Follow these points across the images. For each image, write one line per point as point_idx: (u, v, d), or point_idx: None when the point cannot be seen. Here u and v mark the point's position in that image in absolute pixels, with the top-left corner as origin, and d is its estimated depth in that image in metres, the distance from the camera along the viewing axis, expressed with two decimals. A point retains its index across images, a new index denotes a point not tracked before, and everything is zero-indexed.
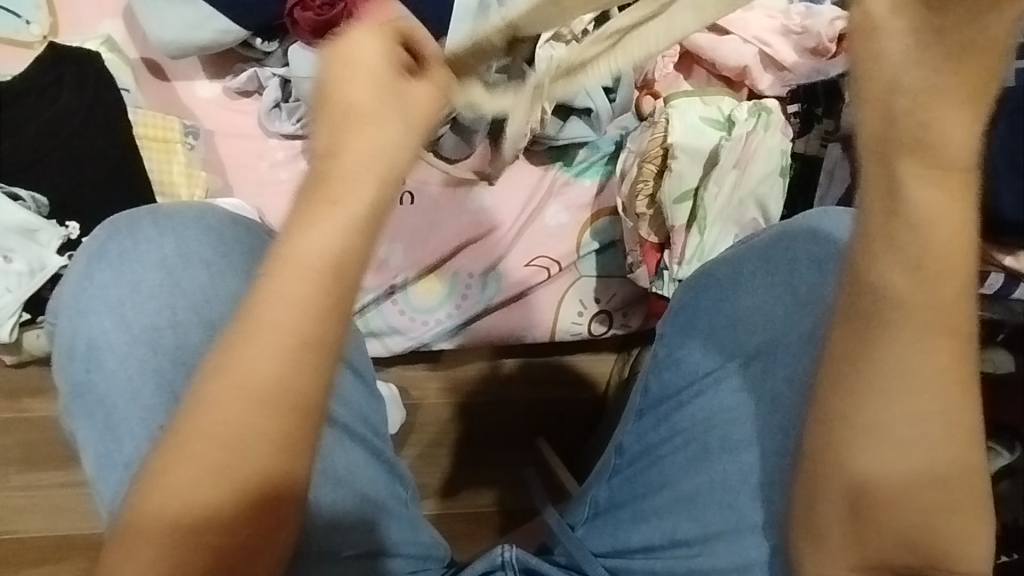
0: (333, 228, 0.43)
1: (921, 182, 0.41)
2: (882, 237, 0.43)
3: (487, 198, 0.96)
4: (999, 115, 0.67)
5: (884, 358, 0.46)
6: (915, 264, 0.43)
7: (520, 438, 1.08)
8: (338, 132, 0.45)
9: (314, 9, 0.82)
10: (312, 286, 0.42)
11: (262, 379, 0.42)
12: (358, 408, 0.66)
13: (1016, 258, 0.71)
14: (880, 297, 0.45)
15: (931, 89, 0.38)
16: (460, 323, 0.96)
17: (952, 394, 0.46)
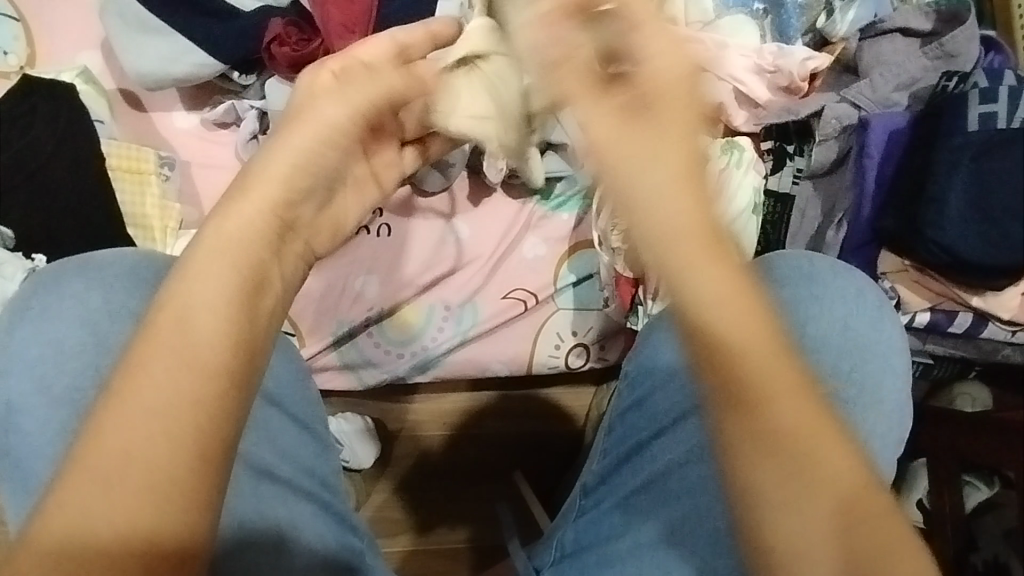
0: (222, 303, 0.43)
1: (661, 240, 0.41)
2: (698, 290, 0.41)
3: (463, 231, 0.95)
4: (961, 158, 0.66)
5: (744, 431, 0.42)
6: (732, 312, 0.41)
7: (497, 471, 1.06)
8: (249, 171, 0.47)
9: (291, 44, 0.80)
10: (189, 353, 0.41)
11: (145, 420, 0.40)
12: (289, 449, 0.64)
13: (985, 299, 0.71)
14: (722, 373, 0.41)
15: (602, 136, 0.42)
16: (435, 356, 0.95)
17: (827, 448, 0.42)
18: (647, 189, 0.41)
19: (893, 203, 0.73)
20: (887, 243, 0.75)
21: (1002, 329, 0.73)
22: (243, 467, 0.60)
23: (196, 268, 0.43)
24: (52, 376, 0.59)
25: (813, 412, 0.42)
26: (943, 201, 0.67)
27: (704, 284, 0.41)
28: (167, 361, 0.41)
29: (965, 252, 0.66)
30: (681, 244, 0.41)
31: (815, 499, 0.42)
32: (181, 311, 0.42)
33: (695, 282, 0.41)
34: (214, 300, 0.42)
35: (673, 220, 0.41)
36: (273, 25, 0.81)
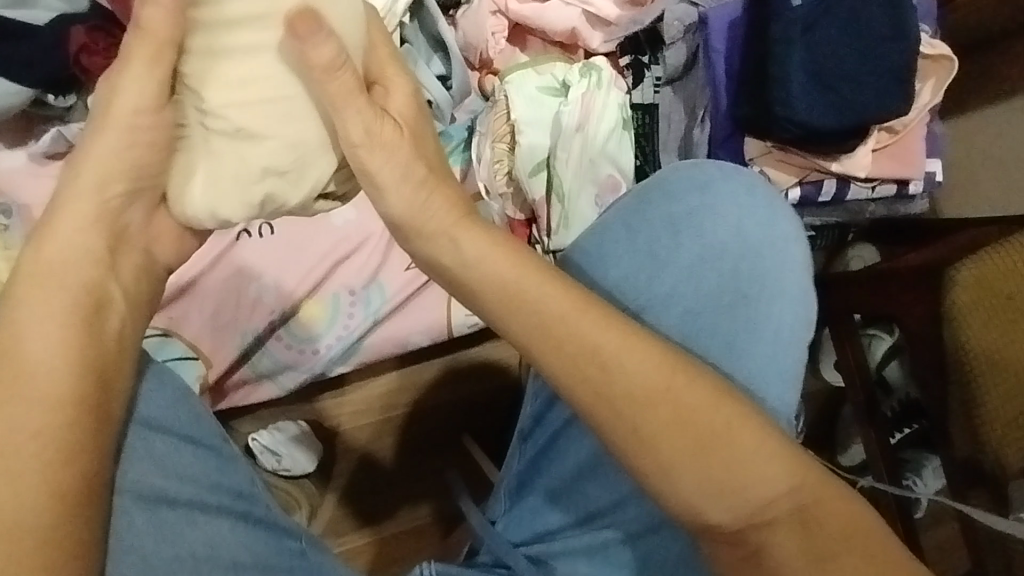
0: (59, 333, 0.42)
1: (468, 243, 0.47)
2: (477, 283, 0.47)
3: (350, 211, 0.92)
4: (796, 34, 0.69)
5: (584, 390, 0.47)
6: (534, 291, 0.47)
7: (444, 441, 1.06)
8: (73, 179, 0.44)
9: (101, 53, 0.74)
10: (54, 401, 0.41)
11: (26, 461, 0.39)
12: (202, 479, 0.57)
13: (842, 164, 0.74)
14: (541, 338, 0.47)
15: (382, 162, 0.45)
16: (351, 343, 0.93)
17: (678, 372, 0.47)
18: (373, 189, 0.45)
19: (745, 90, 0.75)
20: (749, 128, 0.76)
21: (863, 186, 0.76)
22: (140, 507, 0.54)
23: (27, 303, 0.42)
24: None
25: (634, 351, 0.47)
26: (788, 78, 0.69)
27: (494, 281, 0.47)
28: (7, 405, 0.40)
29: (818, 121, 0.70)
30: (465, 239, 0.47)
31: (670, 412, 0.46)
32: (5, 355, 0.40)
33: (471, 284, 0.47)
34: (45, 331, 0.41)
35: (467, 226, 0.47)
36: (75, 34, 0.73)
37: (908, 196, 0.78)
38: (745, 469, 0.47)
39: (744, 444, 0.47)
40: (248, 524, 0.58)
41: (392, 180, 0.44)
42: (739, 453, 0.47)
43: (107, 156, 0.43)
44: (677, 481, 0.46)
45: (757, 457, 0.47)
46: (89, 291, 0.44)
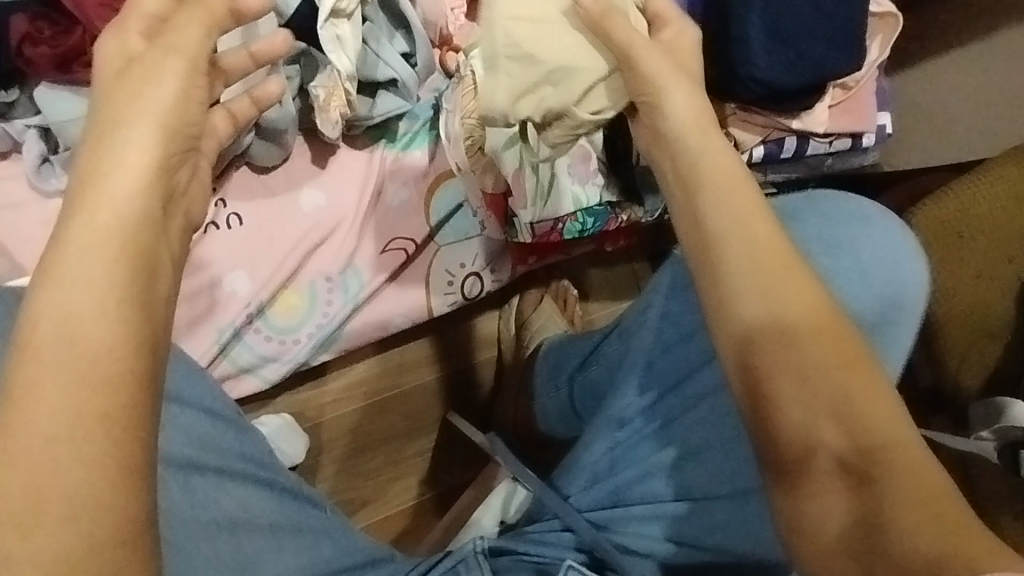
0: (97, 275, 0.36)
1: (681, 124, 0.53)
2: (682, 146, 0.52)
3: (320, 195, 0.91)
4: None
5: (726, 261, 0.48)
6: (718, 181, 0.50)
7: (431, 420, 1.07)
8: (100, 140, 0.40)
9: (46, 42, 0.69)
10: (78, 352, 0.34)
11: (53, 426, 0.32)
12: (235, 450, 0.63)
13: (802, 121, 0.78)
14: (694, 228, 0.50)
15: (688, 109, 0.53)
16: (333, 330, 0.92)
17: (833, 320, 0.46)
18: (671, 127, 0.53)
19: (709, 53, 0.76)
20: (714, 92, 0.78)
21: (821, 142, 0.80)
22: (184, 475, 0.60)
23: (60, 265, 0.36)
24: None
25: (796, 286, 0.47)
26: (748, 39, 0.71)
27: (704, 167, 0.51)
28: (49, 349, 0.34)
29: (778, 79, 0.73)
30: (686, 133, 0.53)
31: (816, 359, 0.45)
32: (44, 300, 0.35)
33: (698, 169, 0.51)
34: (91, 266, 0.36)
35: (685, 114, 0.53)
36: (15, 23, 0.69)
37: (860, 149, 0.82)
38: (854, 421, 0.44)
39: (863, 394, 0.44)
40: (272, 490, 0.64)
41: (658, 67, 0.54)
42: (850, 406, 0.44)
43: (150, 106, 0.42)
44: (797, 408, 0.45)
45: (864, 415, 0.44)
46: (133, 245, 0.38)
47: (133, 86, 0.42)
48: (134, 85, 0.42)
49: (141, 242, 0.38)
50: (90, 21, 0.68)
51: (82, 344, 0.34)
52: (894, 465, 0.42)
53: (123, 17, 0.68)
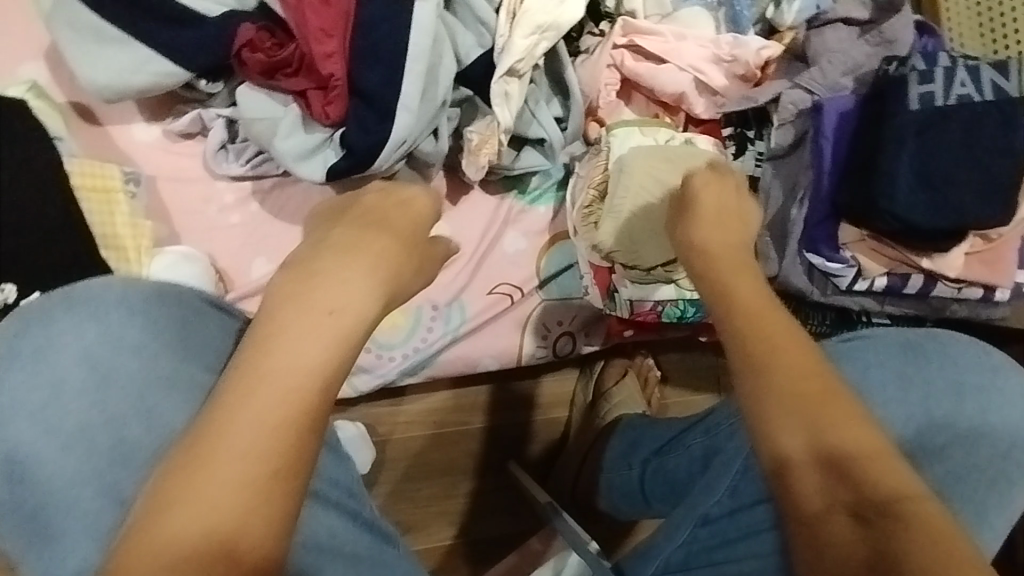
0: (310, 337, 0.44)
1: (747, 299, 0.57)
2: (721, 303, 0.57)
3: (448, 229, 0.96)
4: (908, 135, 0.73)
5: (773, 392, 0.51)
6: (742, 300, 0.57)
7: (492, 464, 1.08)
8: (356, 234, 0.49)
9: (264, 50, 0.79)
10: (280, 401, 0.42)
11: (234, 469, 0.40)
12: (345, 480, 0.66)
13: (933, 261, 0.78)
14: (751, 353, 0.53)
15: (721, 250, 0.62)
16: (427, 356, 0.96)
17: (837, 407, 0.50)
18: (718, 307, 0.57)
19: (849, 178, 0.78)
20: (847, 215, 0.79)
21: (949, 286, 0.80)
22: (312, 501, 0.62)
23: (286, 332, 0.44)
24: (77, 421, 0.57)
25: (801, 375, 0.51)
26: (895, 174, 0.73)
27: (716, 281, 0.59)
28: (264, 393, 0.42)
29: (917, 217, 0.73)
30: (740, 299, 0.57)
31: (825, 417, 0.50)
32: (277, 360, 0.43)
33: (726, 290, 0.58)
34: (308, 352, 0.43)
35: (739, 279, 0.59)
36: (244, 30, 0.78)
37: (992, 301, 0.81)
38: (852, 473, 0.49)
39: (872, 458, 0.49)
40: (358, 524, 0.65)
41: (705, 217, 0.64)
42: (833, 448, 0.49)
43: (361, 256, 0.48)
44: (882, 483, 0.48)
45: (883, 464, 0.49)
46: (345, 330, 0.45)
47: (375, 219, 0.51)
48: (367, 232, 0.49)
49: (355, 335, 0.45)
50: (306, 40, 0.77)
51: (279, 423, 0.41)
52: (902, 512, 0.47)
53: (334, 42, 0.77)
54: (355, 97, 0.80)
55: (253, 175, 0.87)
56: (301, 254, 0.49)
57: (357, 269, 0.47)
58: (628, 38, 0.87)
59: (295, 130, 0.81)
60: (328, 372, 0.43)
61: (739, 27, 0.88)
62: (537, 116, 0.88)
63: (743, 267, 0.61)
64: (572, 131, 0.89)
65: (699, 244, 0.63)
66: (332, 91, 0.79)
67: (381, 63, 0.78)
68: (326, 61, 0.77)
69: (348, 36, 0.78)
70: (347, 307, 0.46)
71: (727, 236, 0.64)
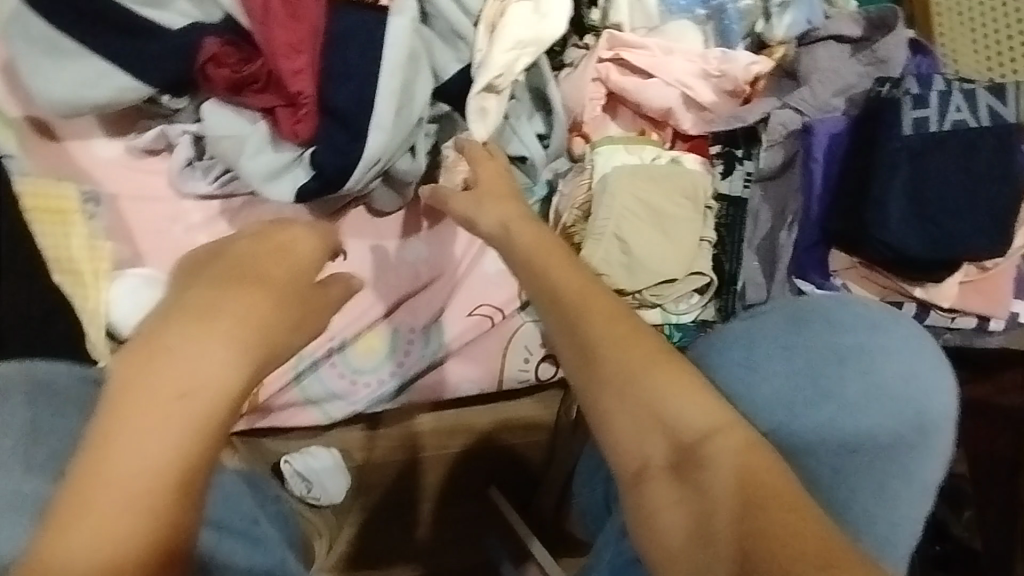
0: (154, 436, 0.31)
1: (602, 328, 0.42)
2: (573, 335, 0.42)
3: (425, 249, 0.93)
4: (901, 161, 0.70)
5: (639, 445, 0.40)
6: (604, 330, 0.42)
7: (472, 487, 1.05)
8: (208, 292, 0.34)
9: (229, 66, 0.75)
10: (137, 528, 0.30)
11: None
12: (261, 565, 0.52)
13: (925, 290, 0.74)
14: (624, 398, 0.40)
15: (578, 279, 0.44)
16: (404, 381, 0.92)
17: (738, 450, 0.39)
18: (566, 339, 0.43)
19: (841, 204, 0.75)
20: (837, 241, 0.76)
21: (943, 315, 0.76)
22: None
23: (133, 425, 0.31)
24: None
25: (687, 406, 0.40)
26: (887, 203, 0.70)
27: (572, 308, 0.43)
28: (104, 508, 0.30)
29: (912, 248, 0.70)
30: (594, 317, 0.42)
31: (655, 397, 0.40)
32: (116, 470, 0.31)
33: (563, 311, 0.43)
34: (158, 449, 0.31)
35: (599, 310, 0.42)
36: (208, 44, 0.74)
37: (986, 332, 0.77)
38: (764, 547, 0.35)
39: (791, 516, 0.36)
40: None
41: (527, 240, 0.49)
42: (704, 473, 0.38)
43: (228, 321, 0.34)
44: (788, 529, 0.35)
45: (744, 445, 0.39)
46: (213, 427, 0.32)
47: (238, 276, 0.35)
48: (238, 281, 0.35)
49: (219, 423, 0.32)
50: (273, 55, 0.74)
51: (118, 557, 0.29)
52: None
53: (302, 58, 0.74)
54: (325, 115, 0.76)
55: (222, 194, 0.82)
56: (160, 306, 0.34)
57: (219, 333, 0.33)
58: (614, 52, 0.84)
59: (263, 149, 0.77)
60: (178, 464, 0.31)
61: (728, 42, 0.85)
62: (517, 133, 0.83)
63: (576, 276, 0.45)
64: (554, 148, 0.85)
65: (533, 262, 0.47)
66: (301, 109, 0.76)
67: (353, 80, 0.74)
68: (294, 78, 0.74)
69: (319, 52, 0.74)
70: (204, 388, 0.32)
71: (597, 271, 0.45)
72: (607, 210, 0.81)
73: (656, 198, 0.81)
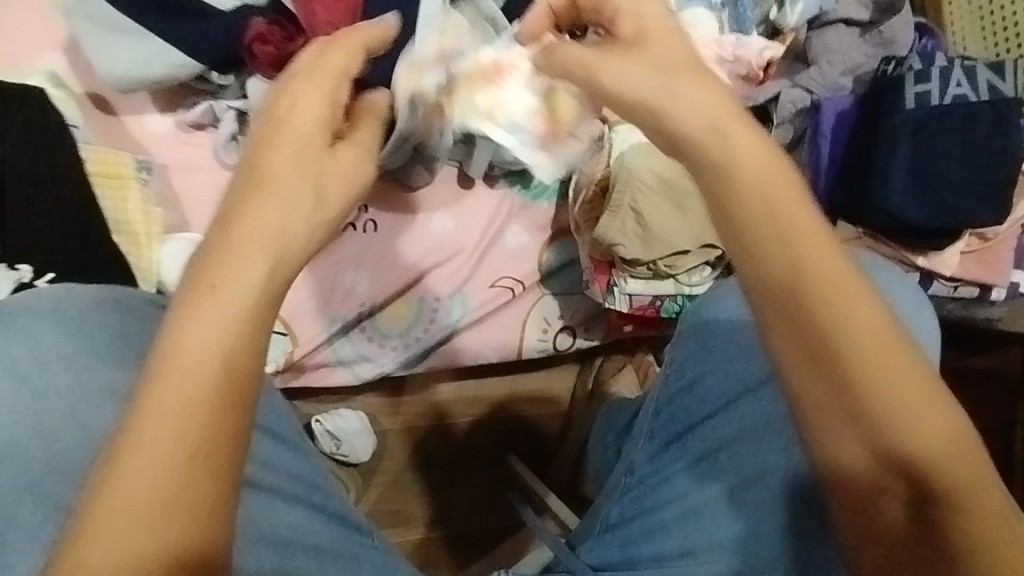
0: (204, 320, 0.40)
1: (842, 323, 0.44)
2: (808, 325, 0.44)
3: (450, 222, 0.98)
4: (904, 133, 0.74)
5: (850, 428, 0.45)
6: (845, 319, 0.44)
7: (490, 455, 1.10)
8: (244, 198, 0.43)
9: (274, 43, 0.81)
10: (198, 392, 0.39)
11: (152, 464, 0.38)
12: (299, 474, 0.58)
13: (928, 259, 0.78)
14: (845, 389, 0.44)
15: (816, 252, 0.44)
16: (428, 347, 0.98)
17: (947, 425, 0.44)
18: (802, 332, 0.44)
19: (847, 177, 0.78)
20: (845, 214, 0.79)
21: (946, 285, 0.79)
22: (247, 489, 0.54)
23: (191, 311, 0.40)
24: (53, 400, 0.55)
25: (903, 391, 0.44)
26: (889, 173, 0.74)
27: (808, 296, 0.44)
28: (171, 381, 0.39)
29: (913, 216, 0.74)
30: (837, 312, 0.44)
31: (877, 385, 0.44)
32: (181, 349, 0.39)
33: (806, 302, 0.44)
34: (210, 327, 0.40)
35: (836, 297, 0.44)
36: (255, 23, 0.80)
37: (987, 300, 0.80)
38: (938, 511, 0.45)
39: (967, 487, 0.45)
40: (321, 514, 0.57)
41: (740, 154, 0.45)
42: (899, 448, 0.45)
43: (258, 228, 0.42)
44: (957, 499, 0.45)
45: (941, 418, 0.45)
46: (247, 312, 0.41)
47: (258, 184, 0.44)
48: (258, 191, 0.44)
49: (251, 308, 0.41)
50: (315, 33, 0.79)
51: (184, 410, 0.39)
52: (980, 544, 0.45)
53: (341, 36, 0.79)
54: None
55: None
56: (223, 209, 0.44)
57: (263, 220, 0.43)
58: None
59: None
60: (224, 340, 0.40)
61: (743, 29, 0.88)
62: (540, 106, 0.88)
63: (799, 236, 0.44)
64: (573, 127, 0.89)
65: (721, 201, 0.45)
66: None
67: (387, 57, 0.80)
68: None
69: (356, 32, 0.80)
70: (235, 280, 0.41)
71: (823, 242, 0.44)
72: (625, 185, 0.86)
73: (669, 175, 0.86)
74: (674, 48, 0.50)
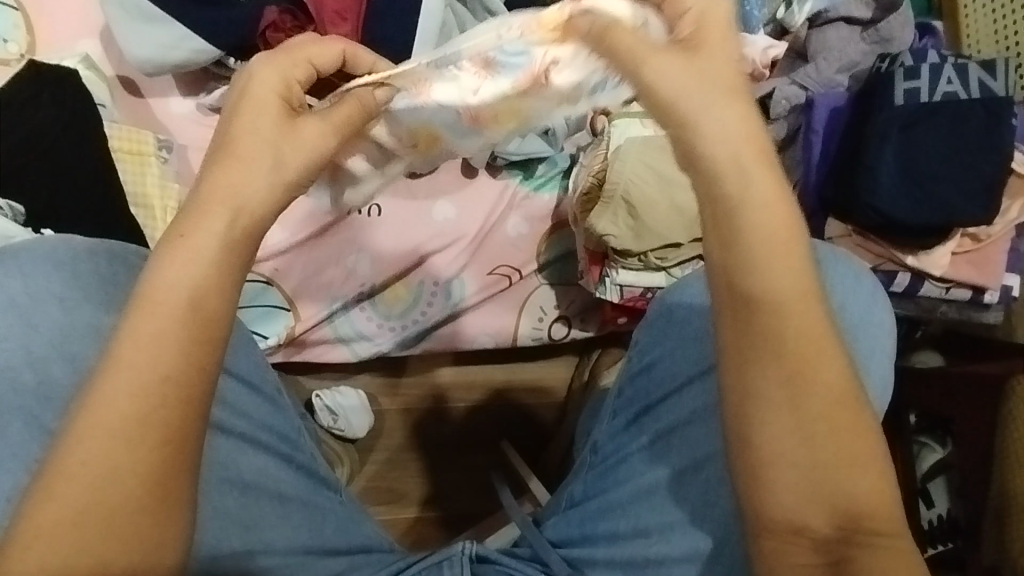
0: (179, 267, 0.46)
1: (782, 310, 0.48)
2: (753, 308, 0.48)
3: (453, 209, 1.00)
4: (892, 129, 0.74)
5: (776, 409, 0.47)
6: (788, 309, 0.48)
7: (484, 439, 1.12)
8: (216, 163, 0.49)
9: (285, 31, 0.86)
10: (167, 332, 0.45)
11: (126, 393, 0.44)
12: (271, 426, 0.64)
13: (918, 258, 0.77)
14: (783, 373, 0.47)
15: (769, 242, 0.48)
16: (425, 329, 1.01)
17: (855, 428, 0.48)
18: (752, 312, 0.48)
19: (837, 172, 0.78)
20: (834, 210, 0.79)
21: (937, 286, 0.78)
22: (216, 433, 0.61)
23: (171, 258, 0.46)
24: (55, 344, 0.60)
25: (823, 387, 0.48)
26: (878, 168, 0.73)
27: (758, 284, 0.48)
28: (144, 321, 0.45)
29: (901, 213, 0.73)
30: (781, 299, 0.48)
31: (804, 369, 0.48)
32: (155, 289, 0.45)
33: (752, 290, 0.48)
34: (184, 273, 0.46)
35: (780, 283, 0.48)
36: (268, 12, 0.86)
37: (983, 304, 0.80)
38: (844, 505, 0.47)
39: (868, 485, 0.48)
40: (290, 466, 0.64)
41: (723, 144, 0.48)
42: (813, 441, 0.47)
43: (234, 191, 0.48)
44: (859, 495, 0.47)
45: (854, 422, 0.48)
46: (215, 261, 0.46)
47: (225, 155, 0.49)
48: (230, 162, 0.48)
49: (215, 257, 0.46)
50: (322, 22, 0.84)
51: (151, 341, 0.44)
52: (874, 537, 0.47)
53: (347, 25, 0.84)
54: None
55: None
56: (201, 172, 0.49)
57: (229, 182, 0.48)
58: None
59: None
60: (190, 282, 0.46)
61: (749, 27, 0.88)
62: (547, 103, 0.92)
63: (757, 226, 0.48)
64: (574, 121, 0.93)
65: (707, 183, 0.49)
66: None
67: (389, 46, 0.84)
68: None
69: (362, 23, 0.84)
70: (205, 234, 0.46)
71: (784, 238, 0.48)
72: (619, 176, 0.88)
73: (662, 168, 0.88)
74: (720, 62, 0.50)
